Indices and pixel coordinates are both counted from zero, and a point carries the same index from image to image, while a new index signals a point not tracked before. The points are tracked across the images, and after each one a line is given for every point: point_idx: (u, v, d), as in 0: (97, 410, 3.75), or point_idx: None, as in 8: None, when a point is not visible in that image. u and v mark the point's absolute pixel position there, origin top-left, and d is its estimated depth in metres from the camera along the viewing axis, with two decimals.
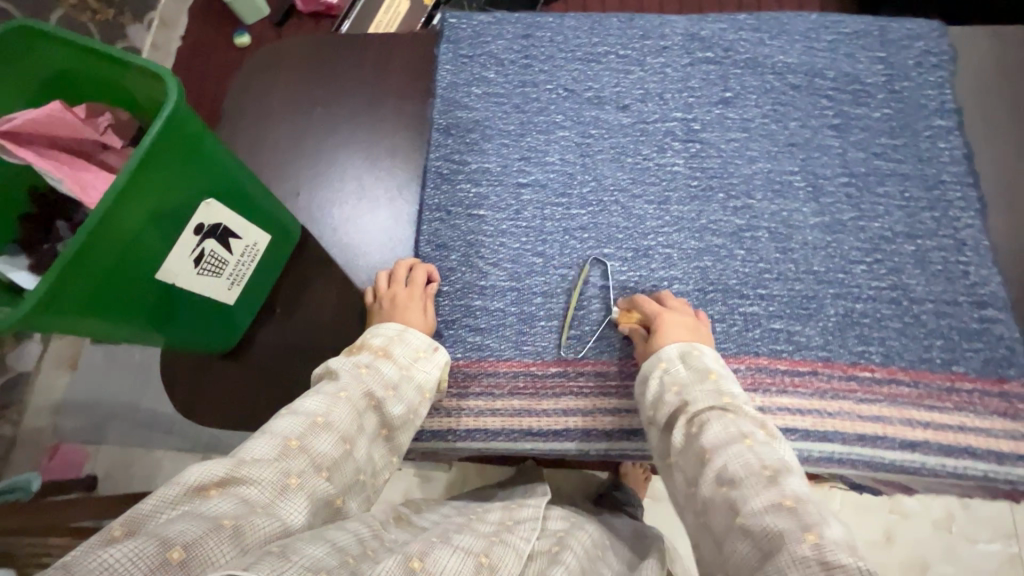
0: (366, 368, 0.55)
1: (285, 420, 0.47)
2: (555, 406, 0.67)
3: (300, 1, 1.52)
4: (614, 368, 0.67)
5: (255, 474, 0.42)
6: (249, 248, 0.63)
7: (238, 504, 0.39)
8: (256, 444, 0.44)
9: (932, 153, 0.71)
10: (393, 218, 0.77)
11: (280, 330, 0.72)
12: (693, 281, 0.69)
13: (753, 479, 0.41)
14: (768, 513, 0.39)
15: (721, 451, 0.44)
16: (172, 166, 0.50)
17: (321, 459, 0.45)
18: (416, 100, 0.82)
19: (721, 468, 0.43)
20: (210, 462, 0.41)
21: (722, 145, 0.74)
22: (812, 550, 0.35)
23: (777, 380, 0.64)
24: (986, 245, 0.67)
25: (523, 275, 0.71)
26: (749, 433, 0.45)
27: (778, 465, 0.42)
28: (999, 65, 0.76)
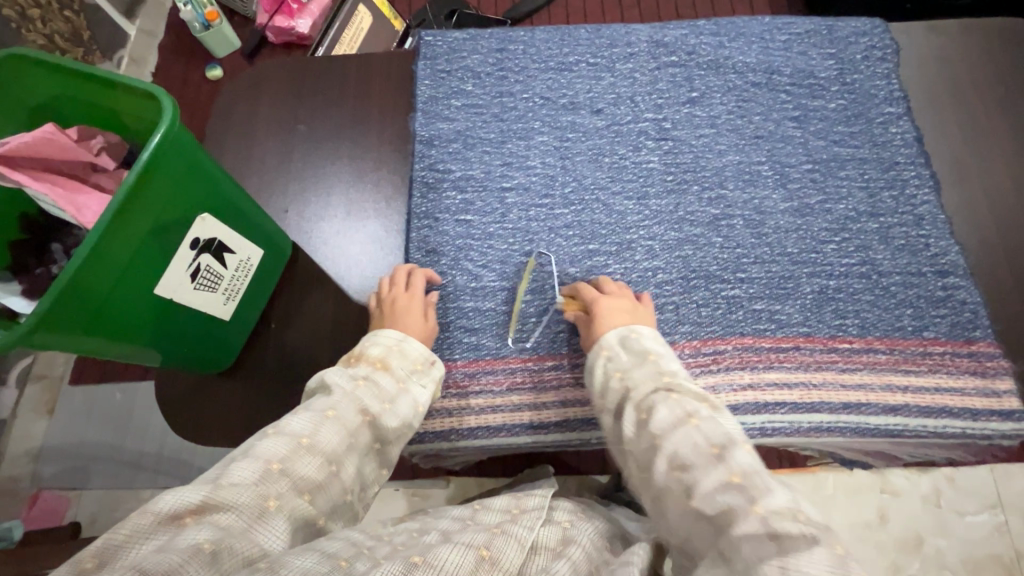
0: (363, 382, 0.55)
1: (268, 443, 0.47)
2: (553, 399, 0.68)
3: (271, 34, 1.55)
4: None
5: (232, 500, 0.42)
6: (243, 262, 0.64)
7: (213, 531, 0.40)
8: (237, 469, 0.44)
9: (886, 138, 0.76)
10: (383, 229, 0.79)
11: (276, 346, 0.73)
12: (676, 270, 0.72)
13: (702, 459, 0.44)
14: (719, 493, 0.42)
15: (669, 435, 0.47)
16: (169, 183, 0.51)
17: (303, 482, 0.46)
18: (398, 114, 0.85)
19: (673, 453, 0.46)
20: (185, 489, 0.42)
21: (693, 141, 0.78)
22: (760, 524, 0.39)
23: (763, 357, 0.67)
24: (943, 219, 0.71)
25: (513, 275, 0.74)
26: (693, 412, 0.48)
27: (723, 441, 0.45)
28: (939, 54, 0.82)
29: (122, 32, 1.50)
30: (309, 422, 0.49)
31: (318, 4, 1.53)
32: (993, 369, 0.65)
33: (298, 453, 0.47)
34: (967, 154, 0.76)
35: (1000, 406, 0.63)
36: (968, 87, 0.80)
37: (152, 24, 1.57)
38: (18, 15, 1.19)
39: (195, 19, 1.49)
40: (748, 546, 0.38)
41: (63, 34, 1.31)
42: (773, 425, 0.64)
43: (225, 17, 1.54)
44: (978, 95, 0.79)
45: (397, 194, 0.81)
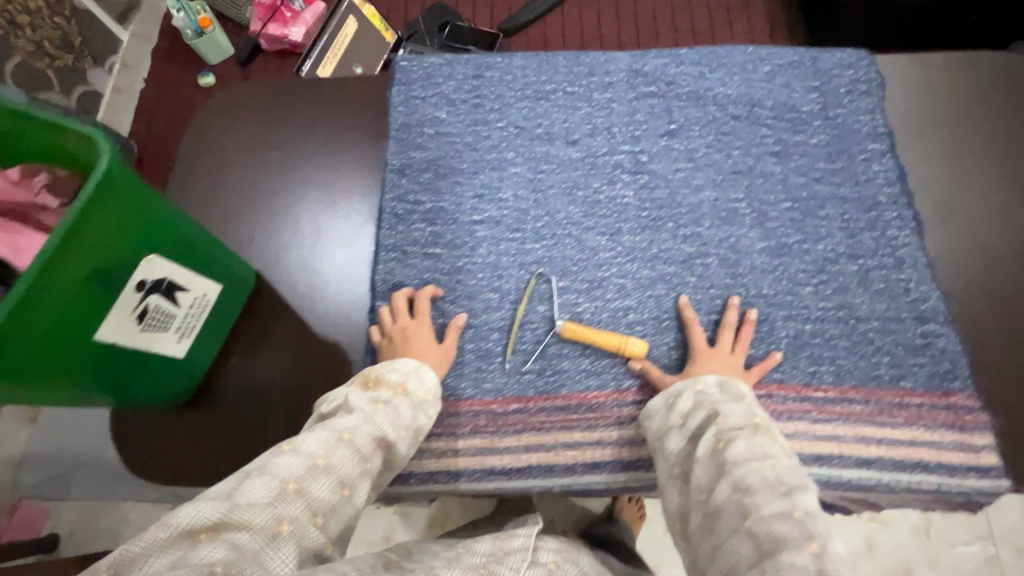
0: (384, 406, 0.56)
1: (284, 460, 0.47)
2: (516, 443, 0.67)
3: (265, 41, 1.53)
4: (575, 403, 0.68)
5: (249, 520, 0.42)
6: (198, 298, 0.62)
7: (228, 550, 0.40)
8: (253, 485, 0.44)
9: (867, 176, 0.74)
10: (349, 260, 0.77)
11: (234, 384, 0.71)
12: (648, 310, 0.70)
13: (765, 490, 0.46)
14: (776, 521, 0.44)
15: (741, 464, 0.49)
16: (110, 226, 0.49)
17: (315, 505, 0.46)
18: (369, 141, 0.83)
19: (738, 478, 0.48)
20: (204, 502, 0.42)
21: (670, 176, 0.76)
22: (812, 559, 0.40)
23: None
24: (925, 262, 0.69)
25: (481, 311, 0.72)
26: (772, 454, 0.50)
27: (795, 484, 0.47)
28: (926, 89, 0.80)
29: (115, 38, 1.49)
30: (325, 442, 0.50)
31: (313, 13, 1.52)
32: (970, 423, 0.62)
33: (313, 472, 0.47)
34: (951, 195, 0.74)
35: (978, 462, 0.61)
36: (954, 125, 0.78)
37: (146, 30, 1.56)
38: (6, 22, 1.19)
39: (187, 27, 1.48)
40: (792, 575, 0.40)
41: (52, 40, 1.31)
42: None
43: (218, 25, 1.53)
44: (964, 133, 0.77)
45: (363, 224, 0.79)
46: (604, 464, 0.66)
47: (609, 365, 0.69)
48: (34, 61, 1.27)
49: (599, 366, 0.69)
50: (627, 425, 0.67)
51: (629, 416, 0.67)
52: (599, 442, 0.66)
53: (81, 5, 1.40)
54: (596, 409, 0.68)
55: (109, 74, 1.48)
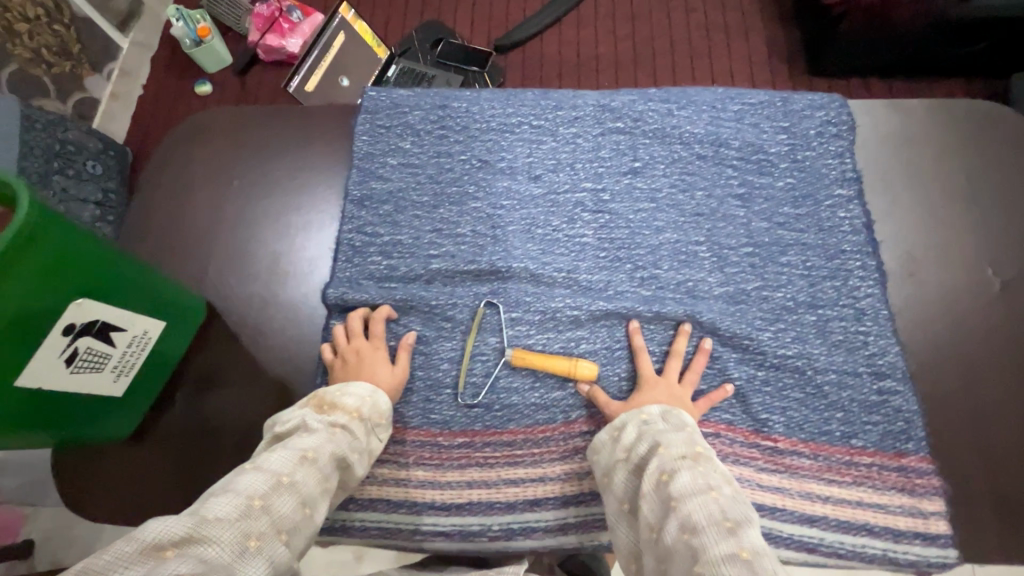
0: (340, 429, 0.56)
1: (246, 478, 0.45)
2: (459, 478, 0.66)
3: (263, 52, 1.52)
4: (521, 438, 0.67)
5: (217, 534, 0.40)
6: (137, 337, 0.61)
7: (196, 565, 0.37)
8: (216, 503, 0.42)
9: (832, 223, 0.72)
10: (304, 293, 0.76)
11: (178, 416, 0.70)
12: (600, 340, 0.69)
13: (713, 528, 0.42)
14: (725, 564, 0.39)
15: (687, 498, 0.45)
16: (31, 273, 0.48)
17: (282, 521, 0.44)
18: (332, 170, 0.82)
19: (686, 516, 0.44)
20: (171, 518, 0.39)
21: (631, 216, 0.75)
22: None
23: None
24: (886, 314, 0.67)
25: (431, 338, 0.71)
26: (716, 487, 0.46)
27: (739, 519, 0.43)
28: (898, 136, 0.78)
29: (114, 44, 1.50)
30: (287, 461, 0.49)
31: (310, 25, 1.53)
32: (921, 488, 0.60)
33: (276, 489, 0.46)
34: (920, 249, 0.72)
35: (926, 528, 0.59)
36: (927, 176, 0.75)
37: (145, 38, 1.57)
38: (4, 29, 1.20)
39: (186, 36, 1.49)
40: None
41: (51, 47, 1.32)
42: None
43: (218, 35, 1.54)
44: (937, 184, 0.75)
45: (321, 254, 0.78)
46: (544, 502, 0.64)
47: (559, 398, 0.68)
48: (31, 68, 1.27)
49: (549, 399, 0.68)
50: (572, 460, 0.65)
51: (574, 451, 0.65)
52: (542, 478, 0.65)
53: (80, 12, 1.40)
54: (541, 444, 0.66)
55: (108, 80, 1.48)
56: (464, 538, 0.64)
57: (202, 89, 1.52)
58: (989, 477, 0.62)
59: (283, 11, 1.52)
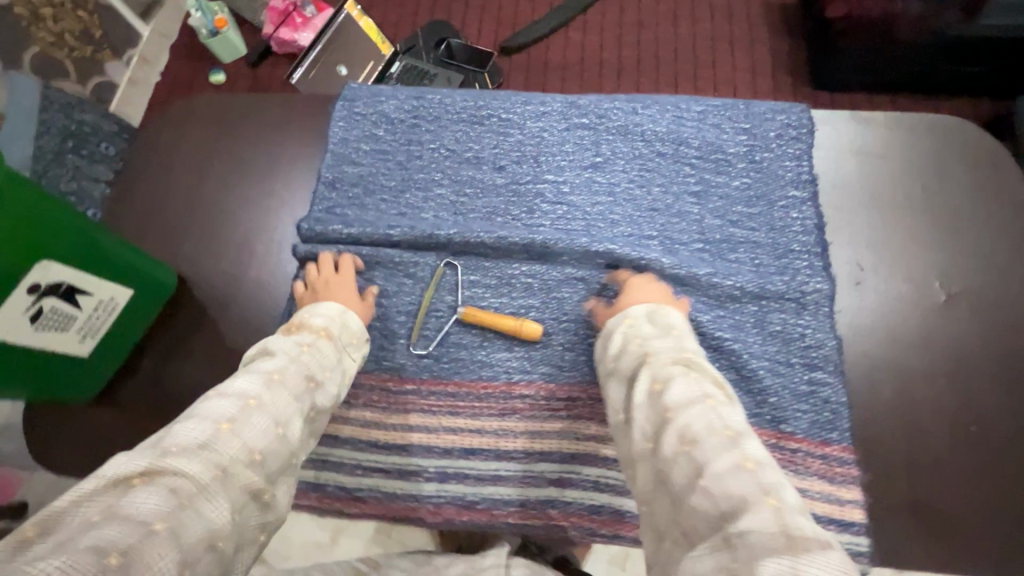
0: (307, 348, 0.60)
1: (216, 403, 0.48)
2: (403, 422, 0.68)
3: (275, 44, 1.58)
4: (465, 390, 0.69)
5: (184, 464, 0.42)
6: (103, 302, 0.66)
7: (167, 496, 0.40)
8: (184, 429, 0.45)
9: (783, 223, 0.74)
10: (273, 269, 0.80)
11: (148, 375, 0.75)
12: (549, 309, 0.72)
13: (714, 439, 0.45)
14: (729, 476, 0.42)
15: (683, 410, 0.49)
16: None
17: (252, 441, 0.47)
18: (310, 153, 0.87)
19: (684, 428, 0.47)
20: (135, 452, 0.42)
21: (588, 209, 0.77)
22: (773, 515, 0.39)
23: None
24: (827, 311, 0.69)
25: (392, 291, 0.74)
26: (710, 394, 0.50)
27: (737, 428, 0.46)
28: (859, 149, 0.78)
29: (135, 32, 1.54)
30: (255, 384, 0.52)
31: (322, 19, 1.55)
32: (840, 476, 0.62)
33: (246, 412, 0.49)
34: (869, 261, 0.72)
35: (841, 515, 0.61)
36: (884, 188, 0.76)
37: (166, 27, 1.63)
38: (29, 14, 1.25)
39: (203, 26, 1.54)
40: (759, 536, 0.38)
41: (73, 31, 1.36)
42: (608, 482, 0.64)
43: (236, 26, 1.59)
44: (891, 198, 0.75)
45: (290, 232, 0.82)
46: (480, 451, 0.66)
47: (504, 358, 0.70)
48: (54, 52, 1.32)
49: (495, 358, 0.70)
50: (507, 417, 0.67)
51: (512, 410, 0.67)
52: (480, 430, 0.67)
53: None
54: (482, 399, 0.68)
55: (127, 66, 1.52)
56: (403, 477, 0.66)
57: (216, 79, 1.59)
58: (913, 488, 0.63)
59: (298, 6, 1.56)
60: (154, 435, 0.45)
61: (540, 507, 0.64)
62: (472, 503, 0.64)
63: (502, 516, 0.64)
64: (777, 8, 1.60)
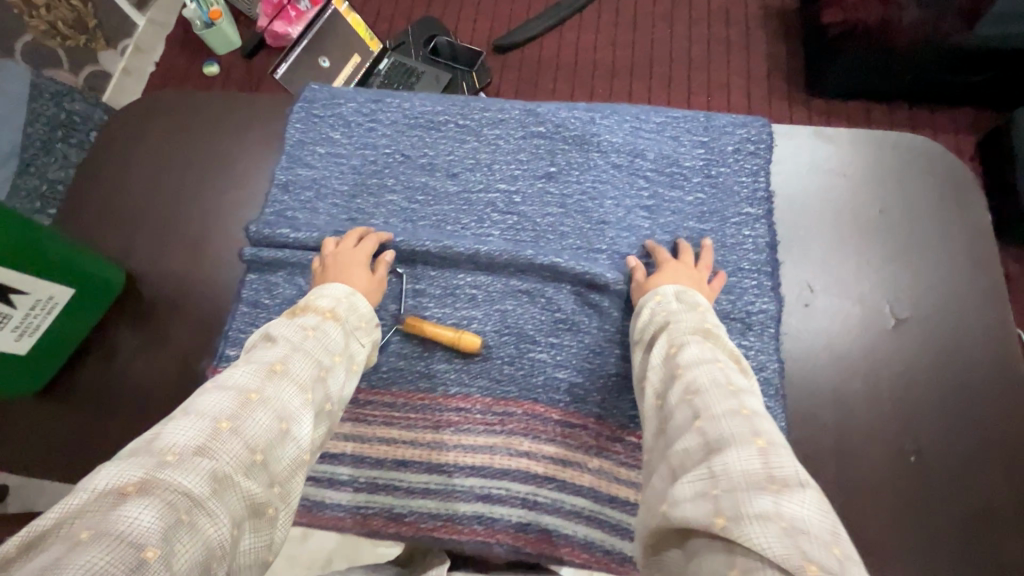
0: (312, 332, 0.57)
1: (215, 399, 0.46)
2: (337, 430, 0.68)
3: (269, 37, 1.56)
4: (401, 401, 0.69)
5: (180, 477, 0.40)
6: (43, 301, 0.67)
7: (164, 513, 0.38)
8: (180, 430, 0.43)
9: (735, 240, 0.73)
10: (220, 272, 0.80)
11: (90, 373, 0.76)
12: (491, 322, 0.72)
13: (717, 389, 0.50)
14: (726, 418, 0.47)
15: (693, 367, 0.53)
16: None
17: (254, 441, 0.45)
18: (266, 152, 0.86)
19: (690, 381, 0.52)
20: (129, 461, 0.40)
21: (538, 220, 0.77)
22: (758, 451, 0.43)
23: (548, 429, 0.67)
24: (772, 332, 0.68)
25: None
26: (722, 359, 0.54)
27: (741, 387, 0.51)
28: (819, 167, 0.77)
29: (130, 22, 1.54)
30: (255, 377, 0.49)
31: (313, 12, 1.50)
32: None
33: (249, 407, 0.47)
34: (820, 283, 0.71)
35: None
36: (841, 208, 0.74)
37: (162, 17, 1.62)
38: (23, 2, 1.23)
39: (199, 18, 1.52)
40: (742, 468, 0.42)
41: (66, 21, 1.35)
42: (536, 499, 0.64)
43: (230, 17, 1.56)
44: (848, 219, 0.74)
45: (239, 233, 0.81)
46: (412, 464, 0.66)
47: (442, 370, 0.70)
48: (46, 41, 1.31)
49: (433, 370, 0.70)
50: (441, 430, 0.67)
51: (447, 423, 0.67)
52: (412, 441, 0.67)
53: None
54: (418, 410, 0.68)
55: (121, 56, 1.52)
56: (333, 486, 0.66)
57: (210, 71, 1.56)
58: (847, 517, 0.62)
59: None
60: (144, 437, 0.43)
61: (467, 523, 0.63)
62: (399, 516, 0.64)
63: (428, 530, 0.64)
64: (775, 11, 1.56)
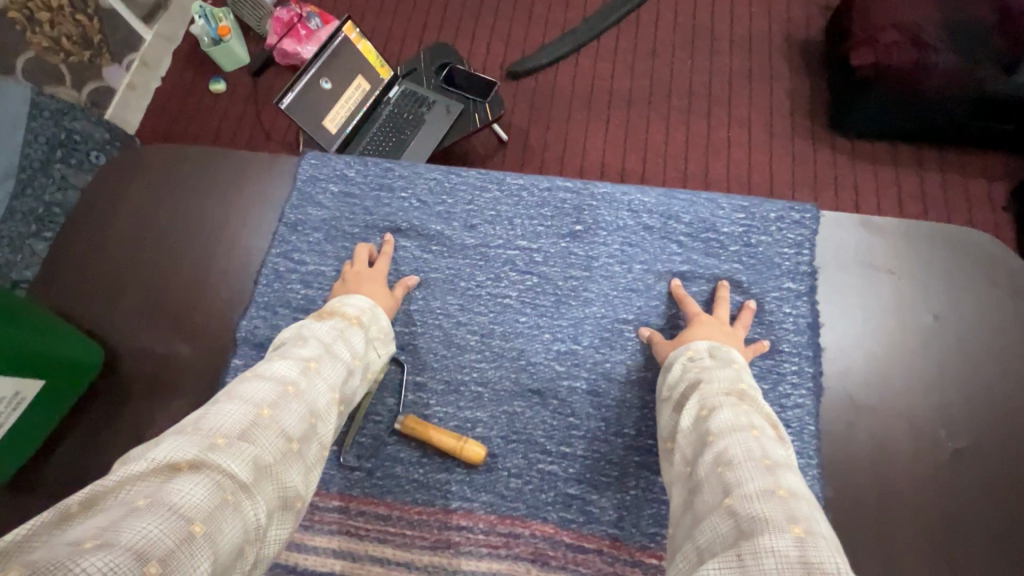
0: (341, 334, 0.57)
1: (256, 387, 0.47)
2: (325, 545, 0.62)
3: (278, 54, 1.49)
4: (396, 514, 0.63)
5: (224, 459, 0.40)
6: (11, 397, 0.64)
7: (211, 490, 0.38)
8: (226, 411, 0.44)
9: (774, 317, 0.67)
10: (204, 349, 0.73)
11: (62, 458, 0.70)
12: (497, 426, 0.66)
13: (751, 464, 0.43)
14: (760, 499, 0.39)
15: (726, 435, 0.46)
16: None
17: (290, 431, 0.45)
18: (267, 203, 0.81)
19: (721, 451, 0.45)
20: (181, 438, 0.40)
21: (560, 282, 0.72)
22: (794, 543, 0.35)
23: (558, 554, 0.60)
24: (812, 430, 0.62)
25: None
26: (758, 427, 0.47)
27: (779, 460, 0.43)
28: (868, 266, 0.70)
29: (136, 36, 1.45)
30: (292, 370, 0.50)
31: (327, 31, 1.46)
32: None
33: (284, 400, 0.47)
34: (865, 397, 0.64)
35: None
36: (887, 307, 0.68)
37: (171, 30, 1.54)
38: (24, 18, 1.15)
39: (205, 34, 1.46)
40: (774, 558, 0.34)
41: (71, 37, 1.26)
42: None
43: (239, 34, 1.51)
44: (896, 320, 0.67)
45: (234, 295, 0.76)
46: None
47: (443, 480, 0.64)
48: (48, 56, 1.22)
49: (433, 479, 0.64)
50: (440, 552, 0.61)
51: (446, 543, 0.61)
52: (407, 564, 0.60)
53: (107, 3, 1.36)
54: (415, 527, 0.62)
55: (127, 70, 1.44)
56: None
57: (216, 87, 1.50)
58: None
59: (303, 16, 1.47)
60: (191, 417, 0.43)
61: None
62: None
63: None
64: (799, 43, 1.46)
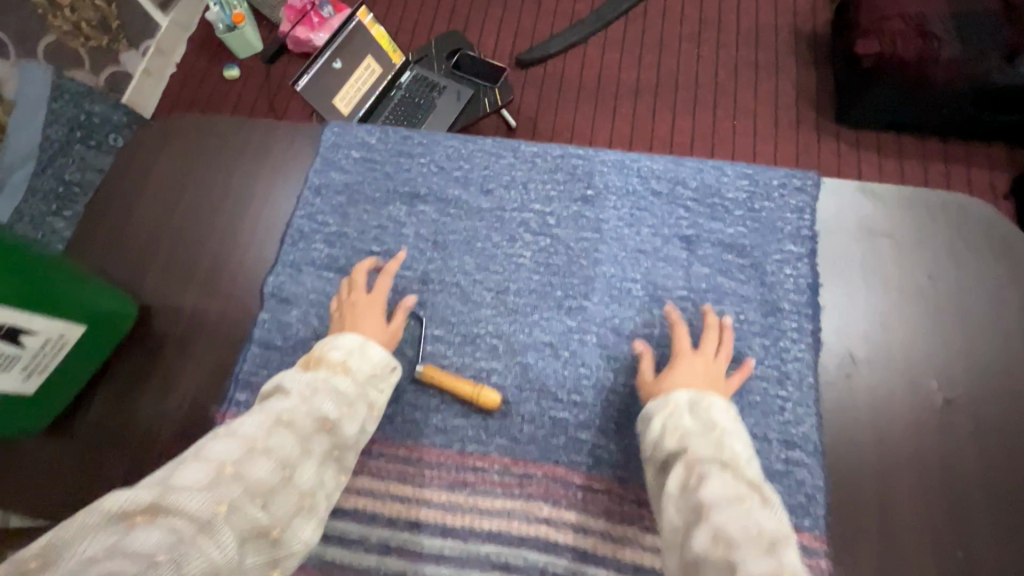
0: (321, 381, 0.54)
1: (224, 445, 0.45)
2: (349, 484, 0.66)
3: (290, 41, 1.52)
4: (415, 456, 0.67)
5: (187, 504, 0.38)
6: (54, 340, 0.67)
7: (169, 533, 0.36)
8: (185, 473, 0.41)
9: (775, 278, 0.71)
10: (233, 305, 0.77)
11: (99, 407, 0.74)
12: (512, 376, 0.70)
13: (751, 543, 0.41)
14: None
15: (719, 508, 0.44)
16: None
17: (257, 485, 0.43)
18: (291, 169, 0.84)
19: (718, 526, 0.43)
20: (136, 489, 0.38)
21: (571, 243, 0.76)
22: None
23: (569, 493, 0.64)
24: (811, 382, 0.65)
25: None
26: (747, 495, 0.45)
27: (776, 536, 0.42)
28: (869, 228, 0.73)
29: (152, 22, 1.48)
30: (260, 427, 0.47)
31: (339, 19, 1.49)
32: None
33: (251, 455, 0.45)
34: (863, 351, 0.68)
35: None
36: (884, 269, 0.71)
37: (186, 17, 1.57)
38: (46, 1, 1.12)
39: (219, 20, 1.49)
40: None
41: (91, 22, 1.25)
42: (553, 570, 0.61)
43: (253, 20, 1.54)
44: (892, 279, 0.71)
45: (260, 256, 0.79)
46: (425, 525, 0.63)
47: (459, 426, 0.68)
48: (69, 41, 1.19)
49: (449, 425, 0.68)
50: (457, 491, 0.65)
51: (462, 483, 0.65)
52: (427, 501, 0.64)
53: None
54: (433, 468, 0.66)
55: (143, 57, 1.46)
56: (343, 544, 0.63)
57: (229, 74, 1.53)
58: None
59: (316, 4, 1.49)
60: (151, 480, 0.41)
61: None
62: None
63: None
64: (804, 33, 1.49)
